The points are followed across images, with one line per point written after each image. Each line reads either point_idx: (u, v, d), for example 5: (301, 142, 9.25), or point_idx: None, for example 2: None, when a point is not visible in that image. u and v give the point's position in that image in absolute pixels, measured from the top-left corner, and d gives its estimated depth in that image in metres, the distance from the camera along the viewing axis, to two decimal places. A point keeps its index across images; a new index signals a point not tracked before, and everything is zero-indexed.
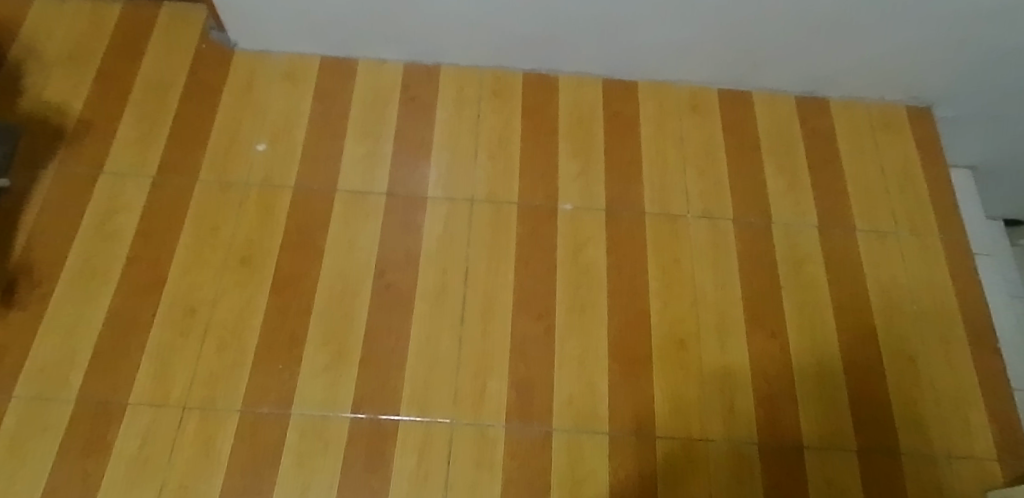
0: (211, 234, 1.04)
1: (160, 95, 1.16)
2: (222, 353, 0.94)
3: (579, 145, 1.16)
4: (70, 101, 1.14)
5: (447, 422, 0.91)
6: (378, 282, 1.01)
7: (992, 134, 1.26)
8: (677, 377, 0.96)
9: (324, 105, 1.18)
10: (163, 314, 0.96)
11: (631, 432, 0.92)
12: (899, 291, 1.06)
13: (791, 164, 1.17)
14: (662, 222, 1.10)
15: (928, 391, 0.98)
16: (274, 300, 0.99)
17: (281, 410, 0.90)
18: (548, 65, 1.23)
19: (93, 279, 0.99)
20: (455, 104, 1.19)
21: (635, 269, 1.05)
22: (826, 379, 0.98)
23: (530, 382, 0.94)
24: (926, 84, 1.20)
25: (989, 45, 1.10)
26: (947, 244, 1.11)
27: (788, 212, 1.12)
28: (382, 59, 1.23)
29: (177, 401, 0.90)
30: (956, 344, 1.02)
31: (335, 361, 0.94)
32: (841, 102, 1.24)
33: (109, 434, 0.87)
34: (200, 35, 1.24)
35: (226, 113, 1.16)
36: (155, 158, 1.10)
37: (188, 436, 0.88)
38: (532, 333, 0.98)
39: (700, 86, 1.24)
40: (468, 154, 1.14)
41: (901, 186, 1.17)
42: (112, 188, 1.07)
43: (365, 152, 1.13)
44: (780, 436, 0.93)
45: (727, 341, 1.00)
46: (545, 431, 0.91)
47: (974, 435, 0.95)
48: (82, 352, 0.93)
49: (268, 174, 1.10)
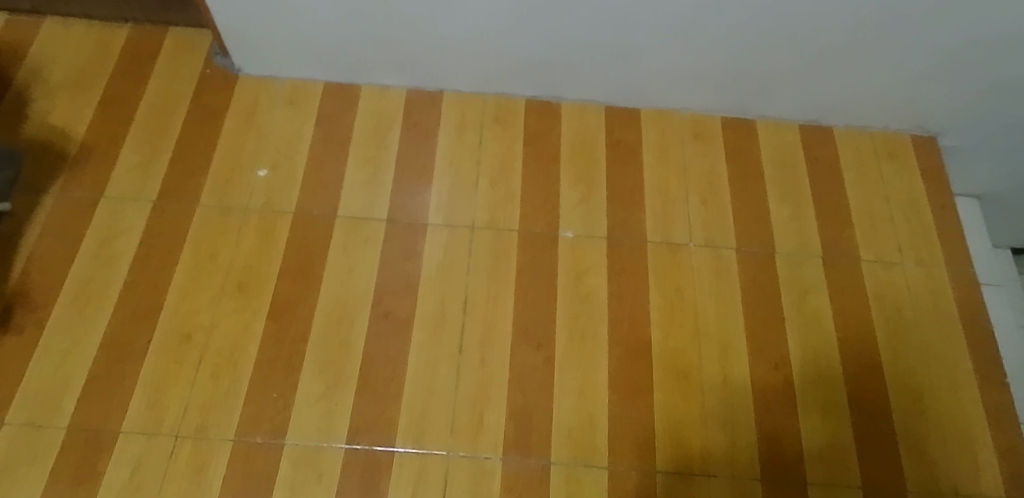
0: (210, 259, 1.03)
1: (163, 119, 1.17)
2: (217, 382, 0.93)
3: (581, 172, 1.16)
4: (74, 125, 1.15)
5: (443, 454, 0.89)
6: (376, 309, 1.00)
7: (999, 163, 1.25)
8: (678, 410, 0.95)
9: (327, 131, 1.18)
10: (159, 340, 0.96)
11: (631, 466, 0.90)
12: (905, 323, 1.04)
13: (794, 193, 1.16)
14: (664, 251, 1.09)
15: (934, 425, 0.96)
16: (271, 327, 0.98)
17: (275, 440, 0.89)
18: (550, 92, 1.23)
19: (90, 303, 0.98)
20: (457, 130, 1.19)
21: (636, 298, 1.04)
22: (830, 412, 0.96)
23: (528, 414, 0.93)
24: (931, 114, 1.20)
25: (993, 75, 1.10)
26: (954, 275, 1.10)
27: (791, 241, 1.11)
28: (385, 85, 1.24)
29: (170, 429, 0.89)
30: (963, 377, 1.00)
31: (331, 389, 0.93)
32: (845, 131, 1.24)
33: (100, 462, 0.86)
34: (205, 60, 1.25)
35: (229, 138, 1.16)
36: (156, 182, 1.10)
37: (180, 466, 0.87)
38: (531, 363, 0.97)
39: (703, 113, 1.24)
40: (469, 181, 1.14)
41: (906, 216, 1.16)
42: (112, 213, 1.07)
43: (366, 178, 1.13)
44: (784, 472, 0.91)
45: (730, 374, 0.98)
46: (543, 465, 0.89)
47: (983, 472, 0.92)
48: (76, 378, 0.92)
49: (269, 199, 1.10)
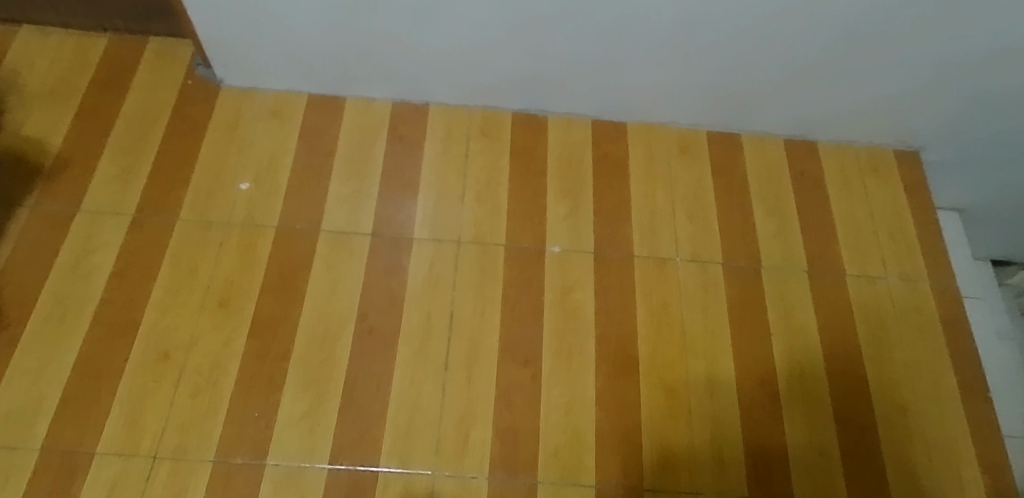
0: (190, 274, 1.01)
1: (143, 131, 1.15)
2: (196, 401, 0.91)
3: (568, 185, 1.16)
4: (50, 137, 1.12)
5: (429, 474, 0.88)
6: (360, 325, 0.99)
7: (979, 177, 1.26)
8: (666, 427, 0.94)
9: (311, 143, 1.16)
10: (136, 358, 0.93)
11: (618, 485, 0.89)
12: (889, 338, 1.04)
13: (779, 207, 1.17)
14: (650, 265, 1.08)
15: (919, 440, 0.96)
16: (252, 344, 0.96)
17: (256, 461, 0.87)
18: (537, 106, 1.22)
19: (65, 320, 0.96)
20: (444, 143, 1.19)
21: (623, 313, 1.03)
22: (817, 428, 0.95)
23: (515, 432, 0.92)
24: (913, 129, 1.21)
25: (972, 91, 1.11)
26: (937, 289, 1.11)
27: (777, 256, 1.11)
28: (371, 97, 1.22)
29: (147, 451, 0.87)
30: (946, 391, 1.00)
31: (314, 408, 0.91)
32: (829, 145, 1.25)
33: (74, 485, 0.83)
34: (186, 71, 1.23)
35: (210, 150, 1.14)
36: (135, 195, 1.08)
37: (158, 488, 0.84)
38: (517, 379, 0.96)
39: (689, 127, 1.24)
40: (455, 194, 1.13)
41: (890, 230, 1.16)
42: (89, 227, 1.04)
43: (351, 191, 1.12)
44: (771, 489, 0.90)
45: (717, 389, 0.97)
46: (530, 484, 0.88)
47: (967, 487, 0.93)
48: (49, 397, 0.89)
49: (251, 213, 1.08)
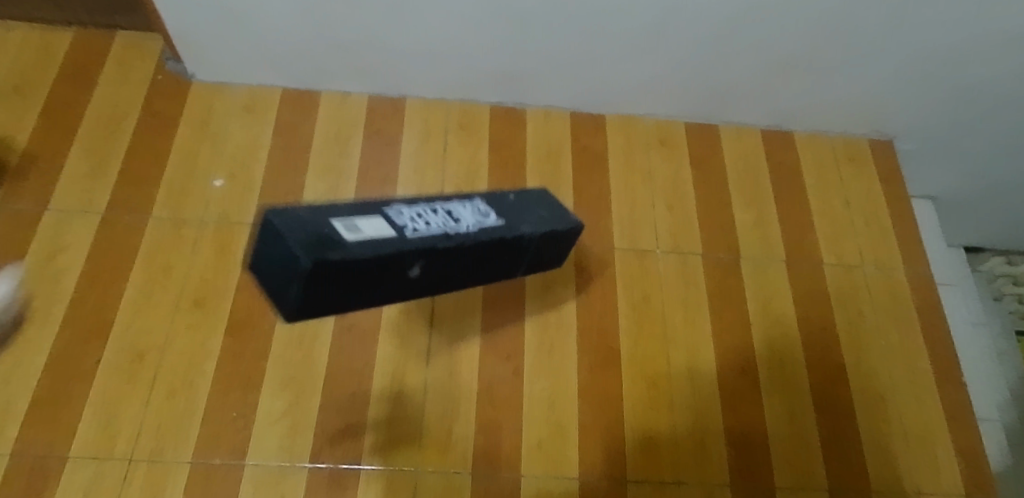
0: (163, 273, 0.99)
1: (112, 127, 1.12)
2: (172, 401, 0.89)
3: (547, 178, 1.15)
4: (15, 133, 1.09)
5: (411, 471, 0.87)
6: (339, 322, 0.98)
7: (952, 166, 1.28)
8: (648, 418, 0.94)
9: (286, 138, 1.15)
10: (110, 359, 0.91)
11: (602, 477, 0.89)
12: (866, 326, 1.06)
13: (757, 198, 1.17)
14: (630, 258, 1.08)
15: (896, 426, 0.97)
16: (229, 343, 0.94)
17: (235, 462, 0.85)
18: (515, 99, 1.22)
19: (34, 322, 0.93)
20: (422, 137, 1.17)
21: (604, 306, 1.03)
22: (796, 416, 0.96)
23: (498, 426, 0.91)
24: (887, 119, 1.22)
25: (943, 81, 1.13)
26: (912, 277, 1.12)
27: (756, 247, 1.12)
28: (346, 91, 1.21)
29: (122, 453, 0.85)
30: (922, 377, 1.02)
31: (294, 407, 0.90)
32: (805, 135, 1.26)
33: (46, 491, 0.81)
34: (156, 65, 1.20)
35: (182, 146, 1.12)
36: (105, 193, 1.05)
37: (133, 491, 0.82)
38: (499, 374, 0.96)
39: (667, 119, 1.25)
40: (434, 189, 1.12)
41: (866, 219, 1.18)
42: (58, 226, 1.02)
43: (327, 187, 1.10)
44: (753, 477, 0.91)
45: (698, 379, 0.98)
46: (513, 478, 0.88)
47: (943, 471, 0.94)
48: (18, 401, 0.87)
49: (226, 209, 1.06)
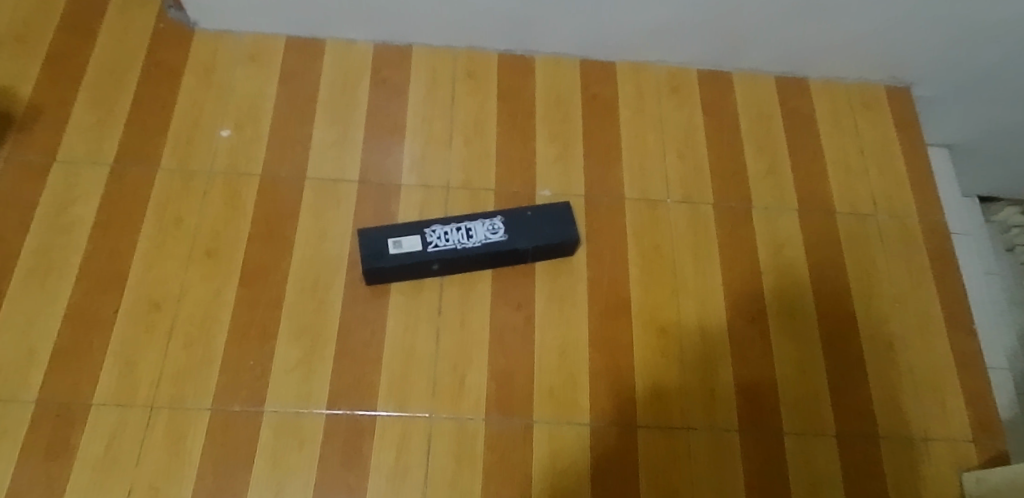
0: (175, 225, 0.99)
1: (116, 78, 1.11)
2: (190, 350, 0.91)
3: (557, 128, 1.14)
4: (19, 85, 1.08)
5: (426, 417, 0.89)
6: (351, 273, 0.98)
7: (971, 113, 1.26)
8: (659, 365, 0.95)
9: (291, 88, 1.13)
10: (127, 309, 0.93)
11: (612, 423, 0.91)
12: (878, 275, 1.06)
13: (770, 146, 1.15)
14: (641, 207, 1.08)
15: (905, 373, 0.98)
16: (243, 294, 0.95)
17: (254, 409, 0.87)
18: (523, 46, 1.19)
19: (50, 274, 0.94)
20: (429, 86, 1.15)
21: (615, 256, 1.03)
22: (806, 363, 0.97)
23: (510, 374, 0.93)
24: (906, 65, 1.19)
25: (966, 25, 1.09)
26: (926, 225, 1.11)
27: (768, 196, 1.11)
28: (351, 39, 1.18)
29: (144, 401, 0.87)
30: (932, 325, 1.02)
31: (309, 356, 0.92)
32: (821, 82, 1.23)
33: (73, 437, 0.84)
34: (157, 14, 1.18)
35: (188, 96, 1.10)
36: (113, 145, 1.05)
37: (157, 437, 0.85)
38: (510, 323, 0.96)
39: (679, 67, 1.22)
40: (443, 139, 1.11)
41: (881, 168, 1.16)
42: (67, 178, 1.01)
43: (335, 137, 1.09)
44: (761, 423, 0.92)
45: (708, 328, 0.99)
46: (526, 424, 0.89)
47: (950, 417, 0.95)
48: (40, 350, 0.89)
49: (234, 161, 1.05)
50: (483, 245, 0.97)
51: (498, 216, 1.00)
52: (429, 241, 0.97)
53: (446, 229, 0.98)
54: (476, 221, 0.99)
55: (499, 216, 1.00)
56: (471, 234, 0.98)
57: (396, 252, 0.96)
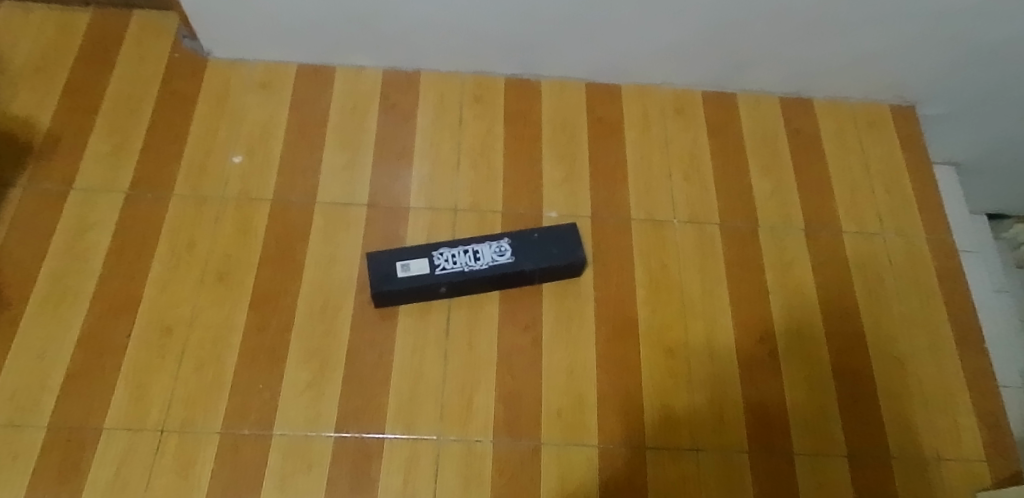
0: (187, 249, 1.01)
1: (132, 107, 1.13)
2: (200, 374, 0.91)
3: (563, 150, 1.15)
4: (38, 115, 1.11)
5: (434, 439, 0.89)
6: (360, 295, 0.99)
7: (976, 131, 1.26)
8: (667, 386, 0.95)
9: (302, 114, 1.15)
10: (139, 333, 0.94)
11: (620, 444, 0.90)
12: (886, 293, 1.05)
13: (776, 167, 1.16)
14: (648, 228, 1.08)
15: (917, 392, 0.97)
16: (253, 317, 0.96)
17: (263, 432, 0.88)
18: (529, 70, 1.21)
19: (65, 299, 0.96)
20: (437, 110, 1.17)
21: (622, 276, 1.04)
22: (815, 384, 0.97)
23: (517, 396, 0.93)
24: (910, 84, 1.20)
25: (966, 44, 1.10)
26: (933, 244, 1.11)
27: (773, 215, 1.11)
28: (360, 66, 1.21)
29: (155, 425, 0.87)
30: (943, 344, 1.02)
31: (317, 378, 0.92)
32: (825, 101, 1.24)
33: (84, 461, 0.84)
34: (172, 43, 1.21)
35: (201, 124, 1.13)
36: (128, 172, 1.07)
37: (167, 461, 0.85)
38: (518, 345, 0.97)
39: (684, 88, 1.23)
40: (450, 163, 1.12)
41: (887, 186, 1.16)
42: (83, 205, 1.04)
43: (344, 163, 1.11)
44: (771, 444, 0.92)
45: (717, 349, 0.98)
46: (534, 445, 0.89)
47: (962, 436, 0.94)
48: (54, 375, 0.90)
49: (245, 186, 1.07)
50: (490, 268, 0.98)
51: (504, 239, 1.01)
52: (437, 264, 0.98)
53: (454, 252, 0.99)
54: (483, 244, 1.00)
55: (506, 238, 1.01)
56: (478, 257, 0.99)
57: (404, 275, 0.97)
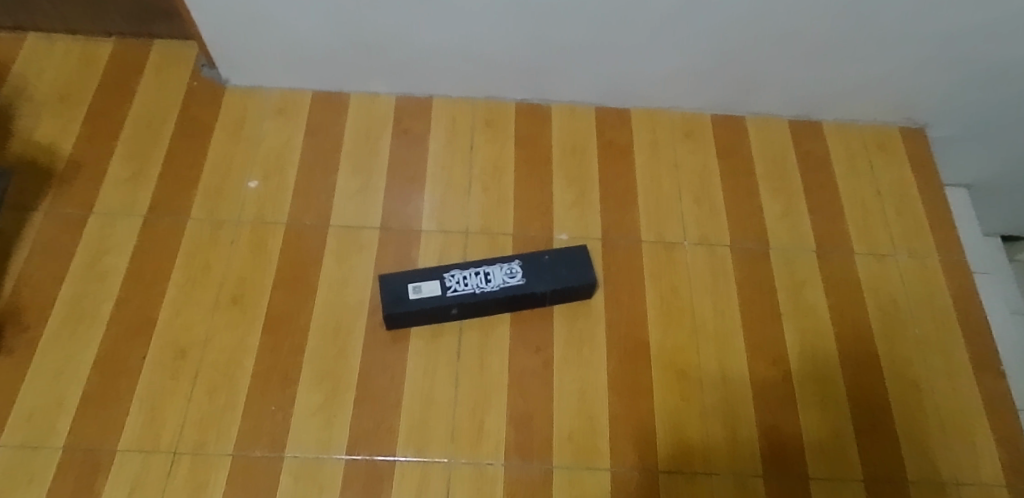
0: (203, 272, 1.03)
1: (151, 133, 1.16)
2: (213, 396, 0.92)
3: (573, 174, 1.16)
4: (61, 142, 1.14)
5: (445, 462, 0.89)
6: (372, 318, 1.00)
7: (986, 153, 1.26)
8: (679, 409, 0.94)
9: (317, 139, 1.18)
10: (154, 356, 0.95)
11: (633, 467, 0.89)
12: (900, 315, 1.04)
13: (785, 188, 1.16)
14: (658, 250, 1.09)
15: (933, 416, 0.96)
16: (266, 339, 0.97)
17: (274, 454, 0.88)
18: (540, 95, 1.23)
19: (82, 321, 0.97)
20: (449, 135, 1.19)
21: (633, 298, 1.04)
22: (829, 407, 0.96)
23: (529, 418, 0.92)
24: (919, 106, 1.21)
25: (973, 65, 1.11)
26: (946, 265, 1.10)
27: (784, 237, 1.11)
28: (374, 92, 1.23)
29: (168, 446, 0.88)
30: (958, 367, 1.00)
31: (329, 400, 0.93)
32: (835, 124, 1.25)
33: (98, 482, 0.85)
34: (191, 72, 1.24)
35: (218, 149, 1.15)
36: (146, 197, 1.09)
37: (179, 482, 0.85)
38: (530, 367, 0.97)
39: (692, 112, 1.25)
40: (462, 187, 1.14)
41: (898, 208, 1.16)
42: (102, 229, 1.06)
43: (358, 187, 1.13)
44: (786, 469, 0.90)
45: (729, 371, 0.98)
46: (545, 469, 0.89)
47: (981, 461, 0.93)
48: (70, 397, 0.91)
49: (260, 210, 1.09)
50: (500, 290, 0.98)
51: (515, 260, 1.01)
52: (448, 286, 0.99)
53: (465, 274, 1.00)
54: (495, 266, 1.00)
55: (517, 260, 1.01)
56: (489, 278, 0.99)
57: (415, 297, 0.97)
